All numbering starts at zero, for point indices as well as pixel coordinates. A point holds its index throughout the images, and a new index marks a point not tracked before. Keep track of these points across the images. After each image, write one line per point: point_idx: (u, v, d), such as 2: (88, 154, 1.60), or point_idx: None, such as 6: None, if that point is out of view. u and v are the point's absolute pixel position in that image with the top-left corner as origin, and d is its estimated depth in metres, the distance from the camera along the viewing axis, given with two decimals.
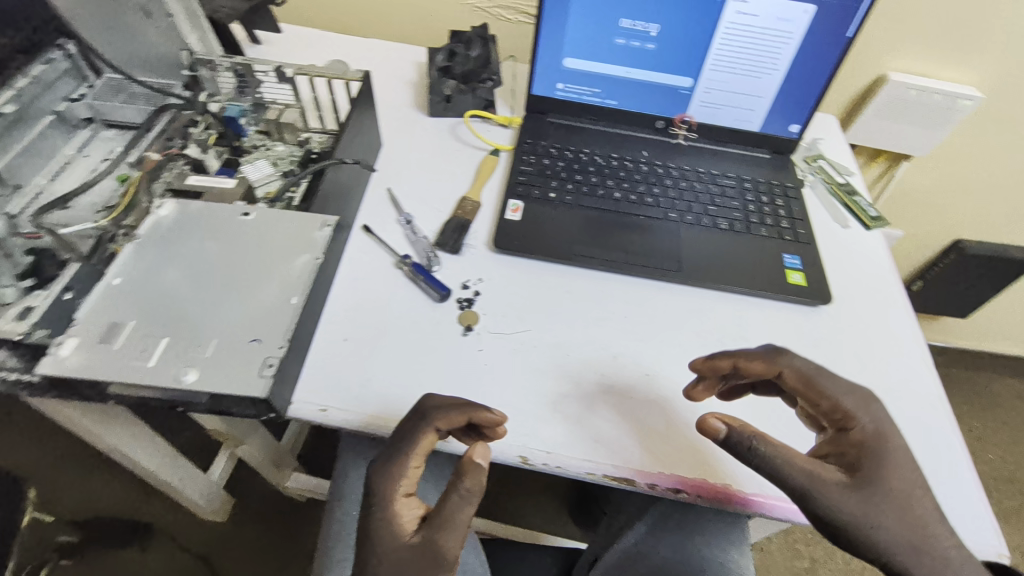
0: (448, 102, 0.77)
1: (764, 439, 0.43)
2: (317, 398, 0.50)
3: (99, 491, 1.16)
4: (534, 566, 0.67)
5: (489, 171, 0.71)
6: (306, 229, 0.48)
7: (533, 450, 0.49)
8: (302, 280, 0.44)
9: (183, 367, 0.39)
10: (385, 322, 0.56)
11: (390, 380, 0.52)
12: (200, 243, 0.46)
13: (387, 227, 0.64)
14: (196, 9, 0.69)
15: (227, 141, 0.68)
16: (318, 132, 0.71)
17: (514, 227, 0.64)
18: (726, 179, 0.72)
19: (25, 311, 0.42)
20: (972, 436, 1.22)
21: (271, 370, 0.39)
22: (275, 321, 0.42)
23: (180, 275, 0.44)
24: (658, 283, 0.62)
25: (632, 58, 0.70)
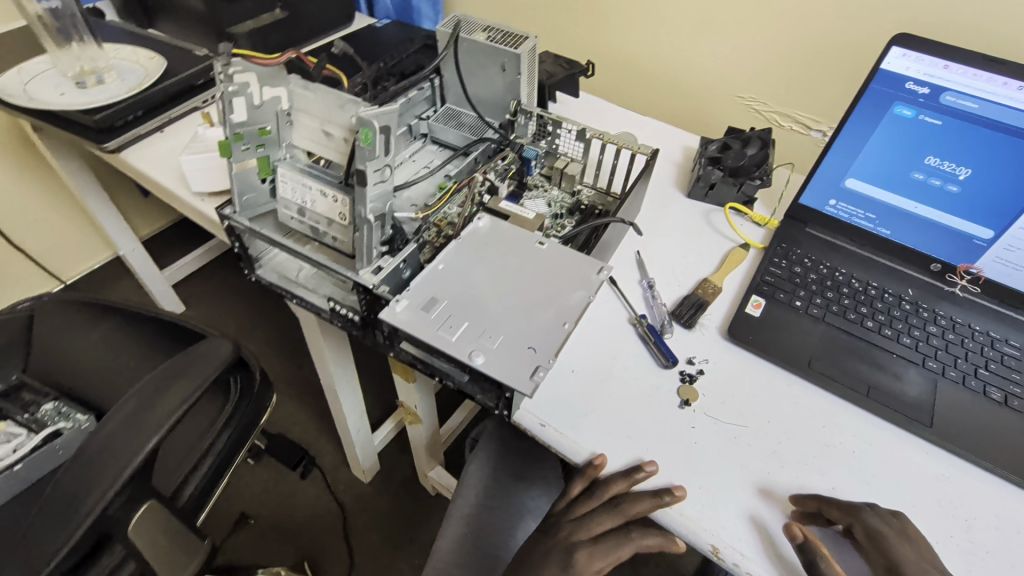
0: (709, 189, 0.82)
1: (832, 564, 0.46)
2: (540, 412, 0.55)
3: (295, 415, 1.40)
4: None
5: (736, 262, 0.73)
6: (587, 269, 0.54)
7: (726, 543, 0.49)
8: (577, 310, 0.50)
9: (475, 349, 0.47)
10: (612, 368, 0.60)
11: (606, 422, 0.55)
12: (504, 257, 0.55)
13: (629, 284, 0.69)
14: (534, 69, 0.81)
15: (518, 176, 0.80)
16: (589, 188, 0.81)
17: (752, 322, 0.65)
18: (1008, 347, 0.64)
19: (377, 266, 0.53)
20: None
21: (540, 376, 0.45)
22: (550, 337, 0.48)
23: (484, 274, 0.53)
24: (898, 430, 0.57)
25: (927, 195, 0.67)
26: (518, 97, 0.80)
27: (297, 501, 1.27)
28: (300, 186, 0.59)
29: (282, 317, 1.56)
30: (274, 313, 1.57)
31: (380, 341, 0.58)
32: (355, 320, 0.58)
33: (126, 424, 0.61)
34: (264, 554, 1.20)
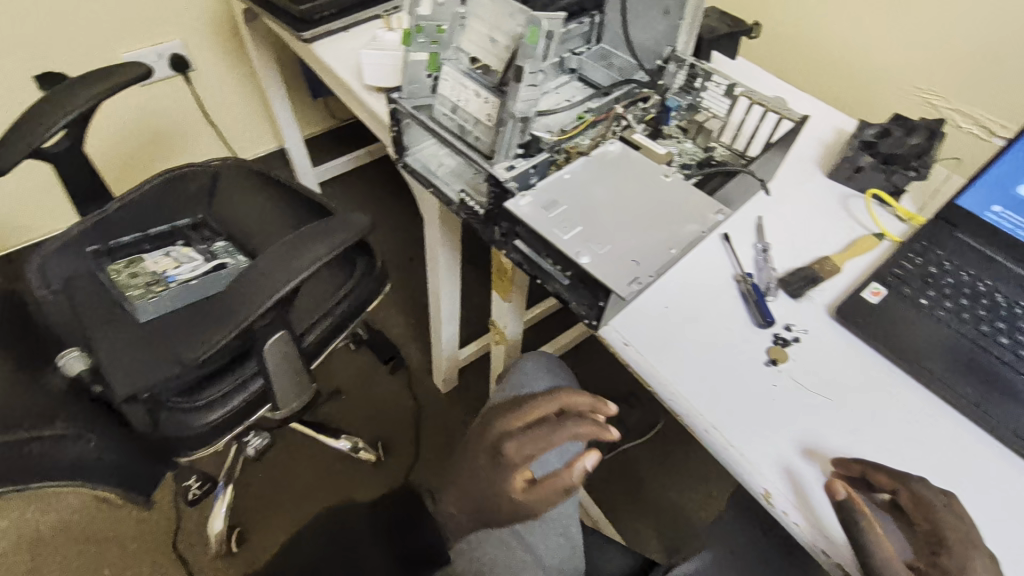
0: (855, 172, 0.78)
1: (874, 526, 0.45)
2: (624, 331, 0.58)
3: (395, 317, 1.55)
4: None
5: (864, 249, 0.69)
6: (706, 208, 0.55)
7: (779, 492, 0.50)
8: (687, 240, 0.52)
9: (583, 250, 0.51)
10: (705, 313, 0.61)
11: (687, 357, 0.57)
12: (627, 180, 0.58)
13: (743, 245, 0.69)
14: (698, 17, 0.79)
15: (654, 123, 0.81)
16: (724, 147, 0.80)
17: (866, 307, 0.62)
18: None
19: (511, 164, 0.59)
20: None
21: (636, 286, 0.49)
22: (655, 257, 0.51)
23: (605, 191, 0.56)
24: (1002, 449, 0.54)
25: None
26: (675, 45, 0.80)
27: (383, 390, 1.43)
28: (459, 86, 0.65)
29: (403, 231, 1.71)
30: (397, 226, 1.72)
31: (496, 236, 0.64)
32: (480, 214, 0.65)
33: (269, 266, 0.70)
34: (348, 426, 1.36)
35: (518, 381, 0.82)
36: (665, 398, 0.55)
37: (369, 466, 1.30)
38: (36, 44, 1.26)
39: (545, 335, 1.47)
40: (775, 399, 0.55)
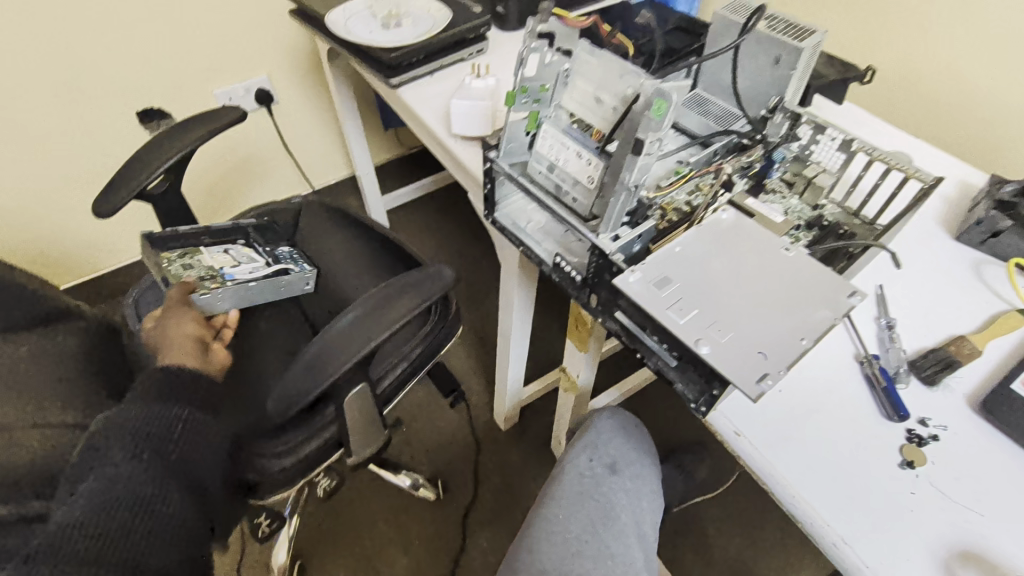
0: (991, 237, 0.69)
1: None
2: (737, 421, 0.53)
3: (457, 347, 1.53)
4: None
5: (1008, 329, 0.61)
6: (837, 286, 0.50)
7: None
8: (820, 328, 0.47)
9: (701, 337, 0.47)
10: (826, 399, 0.55)
11: (808, 453, 0.52)
12: (744, 254, 0.53)
13: (863, 319, 0.62)
14: (811, 65, 0.73)
15: (755, 177, 0.74)
16: (836, 205, 0.72)
17: (1019, 402, 0.54)
18: None
19: (619, 233, 0.55)
20: None
21: (765, 382, 0.44)
22: (783, 349, 0.46)
23: (723, 267, 0.52)
24: None
25: None
26: (783, 93, 0.74)
27: (441, 423, 1.41)
28: (557, 145, 0.63)
29: (467, 259, 1.70)
30: (461, 254, 1.71)
31: (594, 304, 0.60)
32: (578, 280, 0.62)
33: (350, 328, 0.69)
34: (407, 458, 1.35)
35: (590, 441, 0.74)
36: (790, 502, 0.49)
37: (428, 503, 1.28)
38: (138, 83, 1.33)
39: (612, 375, 1.42)
40: (914, 509, 0.49)
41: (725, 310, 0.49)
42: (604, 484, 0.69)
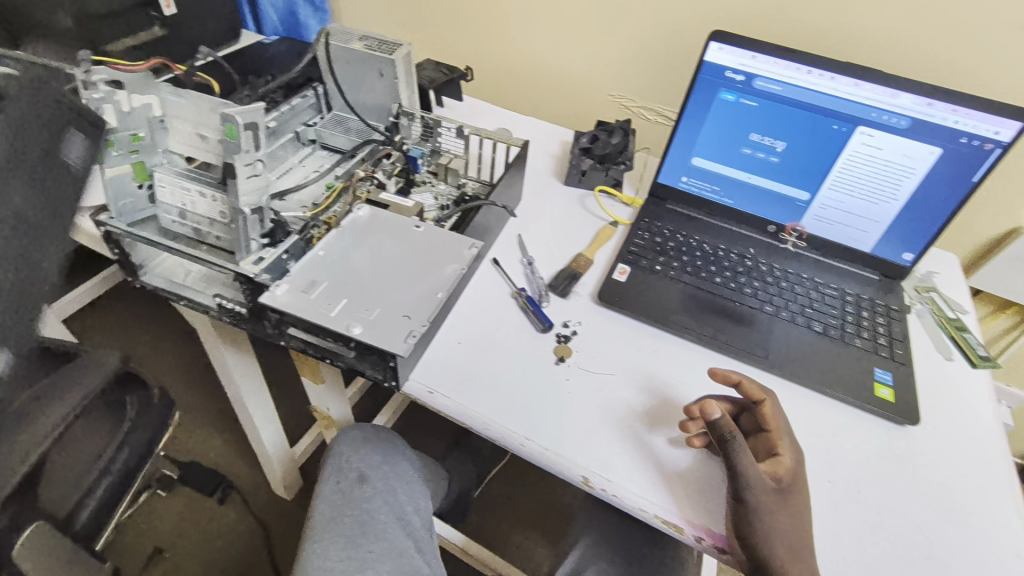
0: (582, 176, 0.92)
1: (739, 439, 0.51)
2: (427, 381, 0.60)
3: (205, 441, 1.35)
4: None
5: (605, 238, 0.82)
6: (459, 246, 0.60)
7: (595, 473, 0.55)
8: (449, 281, 0.56)
9: (351, 322, 0.51)
10: (493, 337, 0.66)
11: (487, 386, 0.61)
12: (382, 240, 0.60)
13: (511, 264, 0.76)
14: (411, 73, 0.86)
15: (405, 174, 0.85)
16: (474, 180, 0.88)
17: (618, 287, 0.73)
18: (829, 288, 0.76)
19: (258, 257, 0.57)
20: None
21: (412, 339, 0.50)
22: (422, 307, 0.53)
23: (365, 257, 0.58)
24: (740, 364, 0.67)
25: (755, 166, 0.79)
26: (400, 101, 0.86)
27: (211, 530, 1.23)
28: (179, 190, 0.61)
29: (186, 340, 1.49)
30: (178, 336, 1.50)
31: (270, 331, 0.60)
32: (245, 313, 0.60)
33: None
34: None
35: (337, 462, 0.73)
36: (483, 429, 0.57)
37: None
38: None
39: (382, 396, 1.42)
40: (571, 392, 0.61)
41: (371, 292, 0.54)
42: (356, 494, 0.69)
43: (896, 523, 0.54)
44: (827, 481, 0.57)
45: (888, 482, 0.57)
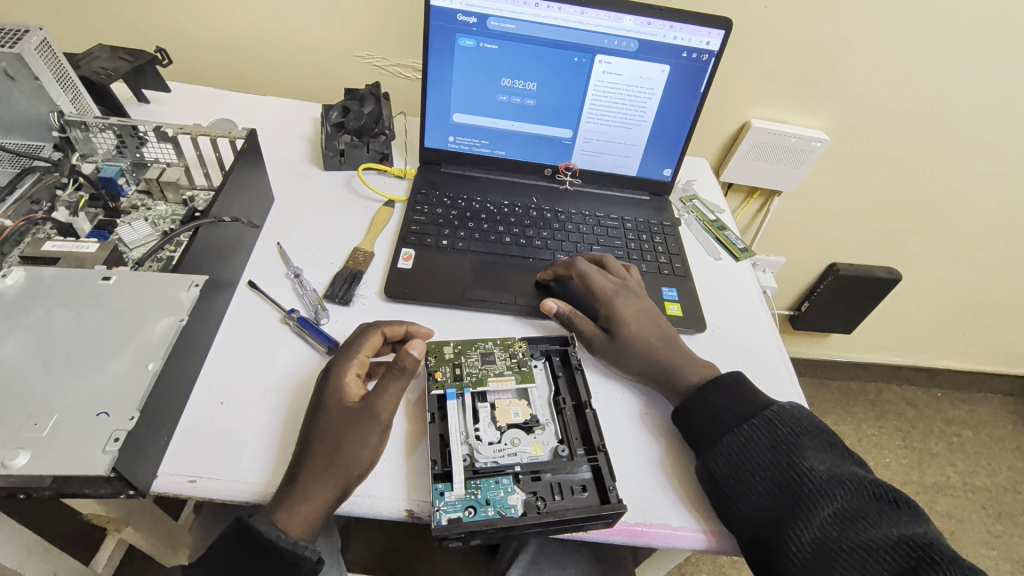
0: (342, 157, 0.79)
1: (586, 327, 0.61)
2: (185, 468, 0.47)
3: None
4: None
5: (382, 222, 0.72)
6: (171, 289, 0.46)
7: (415, 500, 0.47)
8: (161, 344, 0.43)
9: (15, 451, 0.36)
10: (267, 380, 0.54)
11: (268, 442, 0.50)
12: (53, 311, 0.44)
13: (273, 282, 0.63)
14: (60, 67, 0.65)
15: (102, 202, 0.64)
16: (205, 189, 0.68)
17: (405, 276, 0.65)
18: (610, 220, 0.78)
19: None
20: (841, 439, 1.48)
21: (116, 445, 0.37)
22: (125, 393, 0.40)
23: (21, 346, 0.41)
24: (546, 320, 0.65)
25: (515, 112, 0.75)
26: (58, 107, 0.64)
27: None
28: None
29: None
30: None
31: None
32: None
33: None
34: None
35: None
36: (257, 502, 0.46)
37: None
38: None
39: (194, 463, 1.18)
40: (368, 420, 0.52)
41: (41, 395, 0.39)
42: None
43: None
44: (647, 414, 0.57)
45: None
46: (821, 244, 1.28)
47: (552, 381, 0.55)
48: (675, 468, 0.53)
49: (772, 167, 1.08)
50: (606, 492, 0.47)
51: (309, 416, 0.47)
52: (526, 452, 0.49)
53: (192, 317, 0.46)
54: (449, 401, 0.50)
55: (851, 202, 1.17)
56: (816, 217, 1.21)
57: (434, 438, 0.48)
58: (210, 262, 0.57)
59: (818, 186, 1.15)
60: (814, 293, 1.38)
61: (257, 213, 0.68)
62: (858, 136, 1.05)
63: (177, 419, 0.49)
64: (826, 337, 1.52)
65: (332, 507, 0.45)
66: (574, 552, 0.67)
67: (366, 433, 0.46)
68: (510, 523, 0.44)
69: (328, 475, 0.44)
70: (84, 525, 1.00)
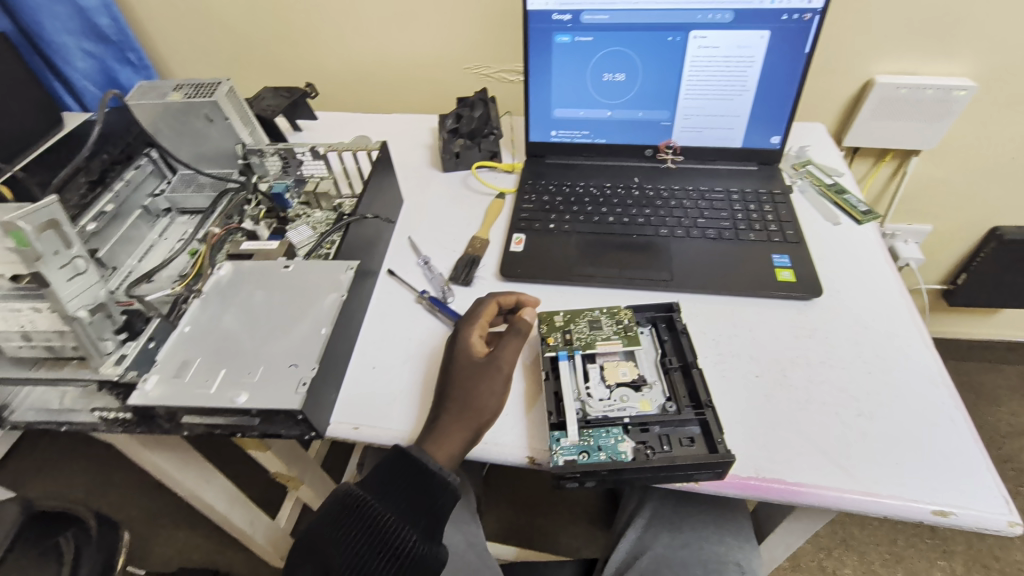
0: (457, 158, 0.88)
1: None
2: (350, 417, 0.58)
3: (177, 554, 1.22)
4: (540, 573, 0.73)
5: (496, 213, 0.80)
6: (333, 272, 0.58)
7: (534, 449, 0.53)
8: (329, 315, 0.54)
9: (238, 392, 0.48)
10: (407, 348, 0.64)
11: (411, 398, 0.59)
12: (253, 292, 0.57)
13: (408, 270, 0.74)
14: (242, 108, 0.82)
15: (275, 215, 0.79)
16: (350, 197, 0.82)
17: (518, 257, 0.72)
18: (715, 193, 0.78)
19: (120, 356, 0.53)
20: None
21: (303, 387, 0.49)
22: (307, 351, 0.51)
23: (235, 318, 0.55)
24: (651, 292, 0.67)
25: (612, 98, 0.78)
26: (242, 140, 0.81)
27: None
28: (9, 313, 0.53)
29: (110, 452, 1.33)
30: (102, 448, 1.34)
31: (168, 426, 0.55)
32: (131, 417, 0.54)
33: None
34: None
35: None
36: (406, 445, 0.55)
37: None
38: None
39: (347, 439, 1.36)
40: None
41: (251, 353, 0.51)
42: None
43: (823, 393, 0.56)
44: (756, 377, 0.58)
45: (807, 356, 0.59)
46: (981, 206, 1.12)
47: (657, 346, 0.58)
48: (789, 427, 0.53)
49: (905, 124, 0.98)
50: (714, 441, 0.49)
51: (443, 372, 0.56)
52: (634, 406, 0.52)
53: (349, 293, 0.57)
54: (562, 362, 0.56)
55: (1013, 152, 1.02)
56: (969, 176, 1.08)
57: (548, 394, 0.54)
58: (359, 253, 0.69)
59: (968, 140, 1.02)
60: (972, 264, 1.21)
61: (391, 212, 0.80)
62: (1012, 78, 0.92)
63: (341, 379, 0.60)
64: (995, 312, 1.32)
65: (468, 448, 0.52)
66: (693, 514, 0.69)
67: (493, 382, 0.54)
68: (622, 466, 0.48)
69: (463, 418, 0.52)
70: (269, 486, 1.20)
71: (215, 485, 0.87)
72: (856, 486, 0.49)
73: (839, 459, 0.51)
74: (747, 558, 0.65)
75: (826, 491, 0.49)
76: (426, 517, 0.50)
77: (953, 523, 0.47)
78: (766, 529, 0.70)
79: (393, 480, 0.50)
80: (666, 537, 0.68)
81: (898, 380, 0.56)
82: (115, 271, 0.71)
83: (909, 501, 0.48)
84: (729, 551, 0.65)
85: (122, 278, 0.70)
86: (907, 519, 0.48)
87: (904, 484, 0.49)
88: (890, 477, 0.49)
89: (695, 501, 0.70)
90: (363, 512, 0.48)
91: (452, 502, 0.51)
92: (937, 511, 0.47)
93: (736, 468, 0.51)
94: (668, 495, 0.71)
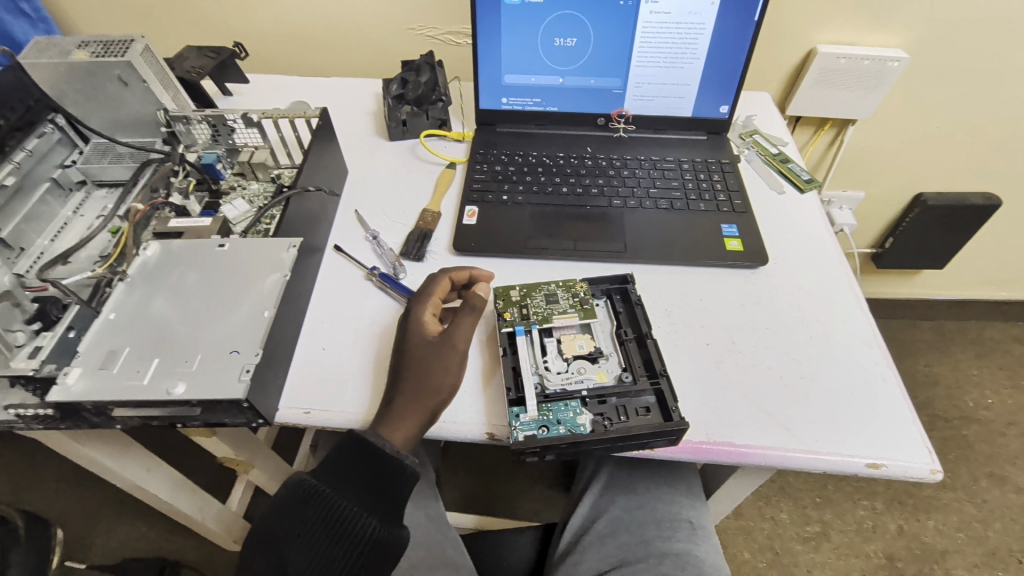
0: (404, 126, 0.84)
1: None
2: (300, 402, 0.55)
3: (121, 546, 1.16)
4: (501, 543, 0.74)
5: (447, 184, 0.77)
6: (274, 251, 0.54)
7: (492, 425, 0.52)
8: (272, 296, 0.51)
9: (174, 382, 0.45)
10: (358, 327, 0.61)
11: (364, 379, 0.57)
12: (184, 274, 0.53)
13: (355, 245, 0.70)
14: (161, 69, 0.75)
15: (207, 187, 0.73)
16: (289, 167, 0.77)
17: (470, 230, 0.70)
18: (666, 162, 0.78)
19: (34, 349, 0.48)
20: (939, 380, 1.39)
21: (247, 374, 0.46)
22: (249, 336, 0.48)
23: (166, 303, 0.50)
24: (605, 264, 0.68)
25: (563, 65, 0.76)
26: (164, 105, 0.74)
27: None
28: None
29: (36, 445, 1.23)
30: (26, 442, 1.24)
31: (96, 420, 0.51)
32: (53, 414, 0.50)
33: None
34: None
35: None
36: (361, 428, 0.54)
37: None
38: None
39: None
40: None
41: (186, 340, 0.48)
42: None
43: (769, 357, 0.58)
44: (706, 344, 0.59)
45: (753, 323, 0.61)
46: (907, 174, 1.19)
47: (613, 317, 0.59)
48: (737, 392, 0.55)
49: (844, 94, 1.01)
50: (668, 409, 0.50)
51: (396, 352, 0.54)
52: (591, 378, 0.52)
53: (293, 272, 0.54)
54: (519, 337, 0.55)
55: (936, 122, 1.08)
56: (898, 145, 1.13)
57: (506, 369, 0.54)
58: (302, 228, 0.65)
59: (898, 110, 1.06)
60: (898, 228, 1.29)
61: (335, 183, 0.75)
62: (941, 49, 0.96)
63: (289, 363, 0.58)
64: (916, 273, 1.41)
65: (425, 429, 0.51)
66: (647, 477, 0.72)
67: (449, 361, 0.52)
68: (581, 439, 0.49)
69: (418, 400, 0.51)
70: (218, 471, 1.16)
71: (157, 475, 0.82)
72: (799, 444, 0.52)
73: (783, 420, 0.53)
74: (697, 515, 0.68)
75: (771, 450, 0.51)
76: (384, 503, 0.49)
77: (883, 474, 0.51)
78: (714, 486, 0.74)
79: (348, 468, 0.49)
80: (622, 500, 0.70)
81: (835, 342, 0.59)
82: (22, 253, 0.64)
83: (846, 456, 0.51)
84: (681, 509, 0.68)
85: (32, 261, 0.64)
86: (844, 473, 0.51)
87: (841, 441, 0.52)
88: (829, 434, 0.52)
89: (649, 465, 0.73)
90: (318, 504, 0.47)
91: (411, 488, 0.50)
92: (870, 464, 0.51)
93: (690, 434, 0.52)
94: (624, 461, 0.73)
